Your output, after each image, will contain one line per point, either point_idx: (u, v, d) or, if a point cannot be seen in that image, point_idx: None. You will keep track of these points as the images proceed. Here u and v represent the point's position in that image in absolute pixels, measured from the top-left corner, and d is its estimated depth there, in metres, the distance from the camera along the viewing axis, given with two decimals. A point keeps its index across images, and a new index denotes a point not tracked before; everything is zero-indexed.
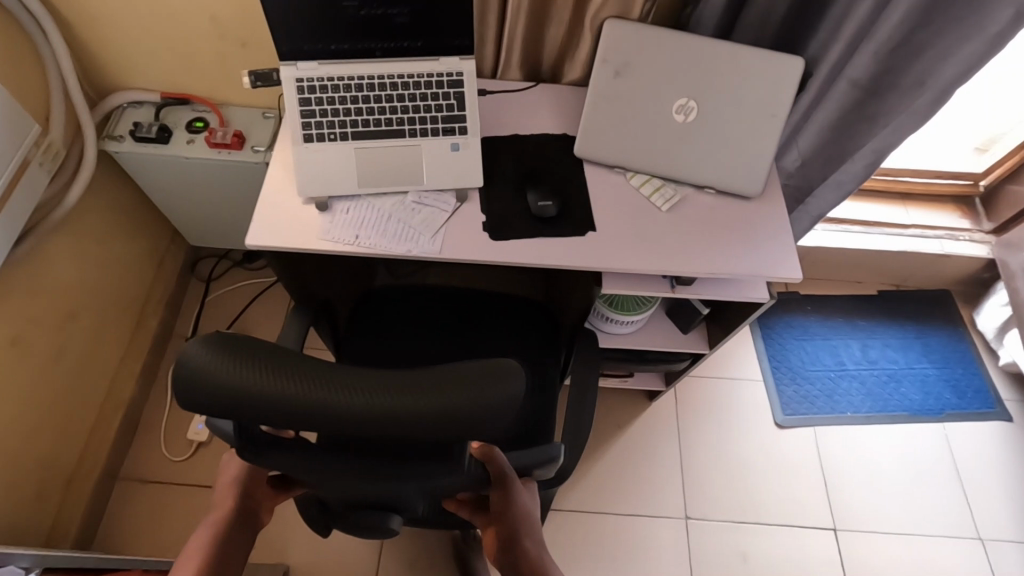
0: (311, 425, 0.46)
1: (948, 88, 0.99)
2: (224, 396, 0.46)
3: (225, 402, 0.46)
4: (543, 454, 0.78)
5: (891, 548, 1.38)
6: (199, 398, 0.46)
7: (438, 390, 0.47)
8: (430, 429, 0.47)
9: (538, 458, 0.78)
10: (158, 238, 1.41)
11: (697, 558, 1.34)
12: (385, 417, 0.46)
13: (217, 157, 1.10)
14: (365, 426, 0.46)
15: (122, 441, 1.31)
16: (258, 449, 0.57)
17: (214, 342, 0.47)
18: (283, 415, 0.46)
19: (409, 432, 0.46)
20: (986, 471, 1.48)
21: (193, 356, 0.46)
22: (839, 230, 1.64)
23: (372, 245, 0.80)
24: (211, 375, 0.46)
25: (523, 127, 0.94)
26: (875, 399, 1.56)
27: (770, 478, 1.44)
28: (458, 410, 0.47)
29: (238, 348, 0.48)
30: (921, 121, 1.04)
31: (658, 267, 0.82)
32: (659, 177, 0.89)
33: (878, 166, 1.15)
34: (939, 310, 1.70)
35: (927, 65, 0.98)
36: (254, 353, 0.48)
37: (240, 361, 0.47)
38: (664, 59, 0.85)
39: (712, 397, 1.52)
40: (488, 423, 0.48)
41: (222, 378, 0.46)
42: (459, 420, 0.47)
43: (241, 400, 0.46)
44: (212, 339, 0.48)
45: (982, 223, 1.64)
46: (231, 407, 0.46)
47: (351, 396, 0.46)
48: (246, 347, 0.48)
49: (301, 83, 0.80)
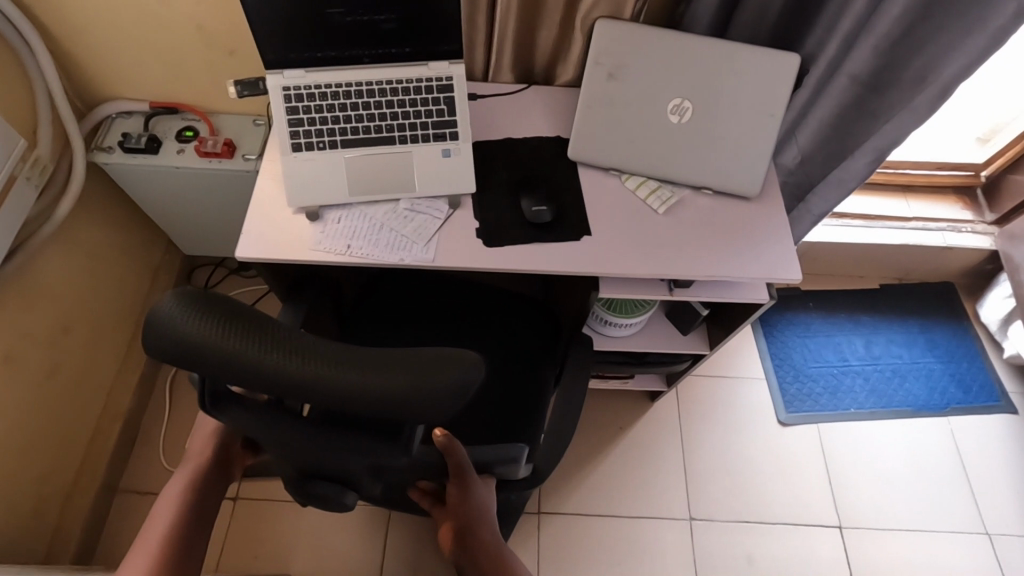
0: (267, 390, 0.44)
1: (950, 84, 0.96)
2: (186, 350, 0.44)
3: (193, 360, 0.44)
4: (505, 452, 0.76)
5: (897, 545, 1.37)
6: (168, 351, 0.44)
7: (403, 371, 0.45)
8: (388, 410, 0.44)
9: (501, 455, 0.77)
10: (152, 248, 1.40)
11: (702, 560, 1.33)
12: (343, 393, 0.43)
13: (207, 166, 1.09)
14: (323, 398, 0.43)
15: (120, 454, 1.31)
16: (216, 401, 0.53)
17: (190, 298, 0.45)
18: (240, 378, 0.44)
19: (367, 410, 0.44)
20: (992, 465, 1.47)
21: (169, 310, 0.44)
22: (841, 225, 1.62)
23: (364, 255, 0.79)
24: (183, 331, 0.44)
25: (516, 131, 0.92)
26: (879, 395, 1.55)
27: (774, 477, 1.42)
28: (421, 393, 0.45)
29: (216, 307, 0.45)
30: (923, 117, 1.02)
31: (656, 271, 0.81)
32: (655, 179, 0.87)
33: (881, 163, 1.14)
34: (942, 303, 1.68)
35: (928, 59, 0.97)
36: (223, 308, 0.45)
37: (208, 317, 0.44)
38: (658, 59, 0.83)
39: (714, 396, 1.51)
40: (445, 409, 0.46)
41: (186, 332, 0.44)
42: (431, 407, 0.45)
43: (211, 360, 0.44)
44: (184, 292, 0.45)
45: (984, 215, 1.63)
46: (193, 362, 0.44)
47: (315, 366, 0.44)
48: (217, 302, 0.45)
49: (288, 92, 0.78)
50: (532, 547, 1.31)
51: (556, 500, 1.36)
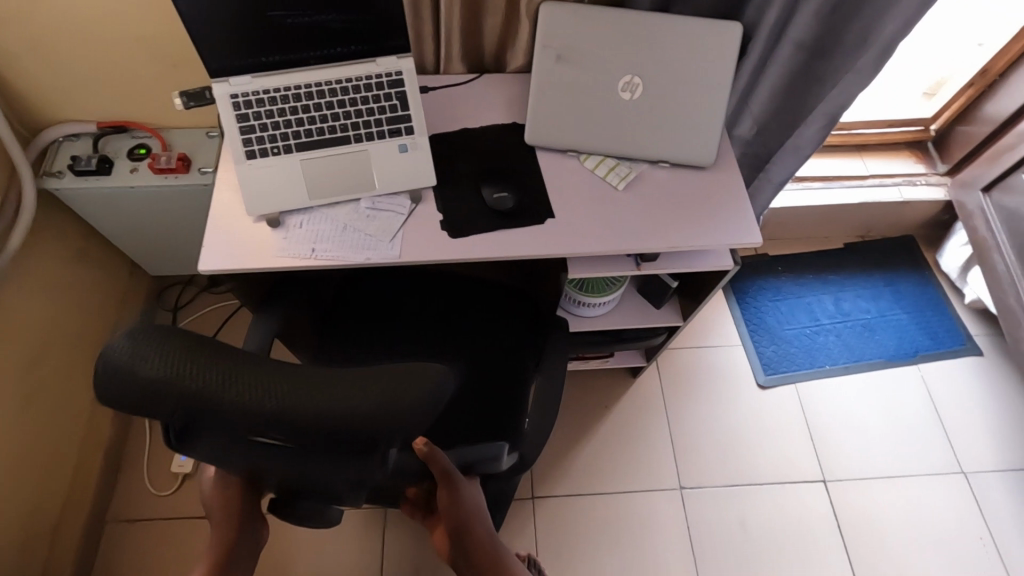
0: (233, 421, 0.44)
1: (890, 43, 1.02)
2: (143, 390, 0.43)
3: (147, 399, 0.44)
4: (483, 453, 0.77)
5: (880, 492, 1.41)
6: (118, 393, 0.44)
7: (367, 391, 0.46)
8: (356, 431, 0.45)
9: (478, 456, 0.77)
10: (116, 272, 1.37)
11: (695, 527, 1.35)
12: (312, 416, 0.45)
13: (163, 183, 1.07)
14: (289, 422, 0.45)
15: (104, 483, 1.28)
16: None
17: (140, 336, 0.45)
18: (205, 411, 0.44)
19: (332, 431, 0.45)
20: (963, 406, 1.53)
21: (117, 351, 0.44)
22: (801, 188, 1.65)
23: (330, 256, 0.78)
24: (132, 370, 0.43)
25: (472, 120, 0.92)
26: (852, 351, 1.59)
27: (758, 439, 1.46)
28: (385, 411, 0.46)
29: (167, 342, 0.45)
30: (867, 78, 1.06)
31: (621, 247, 0.82)
32: (613, 157, 0.88)
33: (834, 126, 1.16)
34: (904, 255, 1.74)
35: (867, 21, 1.00)
36: (182, 344, 0.45)
37: (166, 354, 0.44)
38: (604, 38, 0.84)
39: (694, 366, 1.54)
40: (410, 424, 0.47)
41: (141, 371, 0.44)
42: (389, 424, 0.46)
43: (163, 396, 0.44)
44: (137, 329, 0.45)
45: (937, 166, 1.67)
46: (151, 402, 0.44)
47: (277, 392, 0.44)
48: (176, 337, 0.46)
49: (237, 99, 0.77)
50: (529, 532, 1.33)
51: (548, 484, 1.38)
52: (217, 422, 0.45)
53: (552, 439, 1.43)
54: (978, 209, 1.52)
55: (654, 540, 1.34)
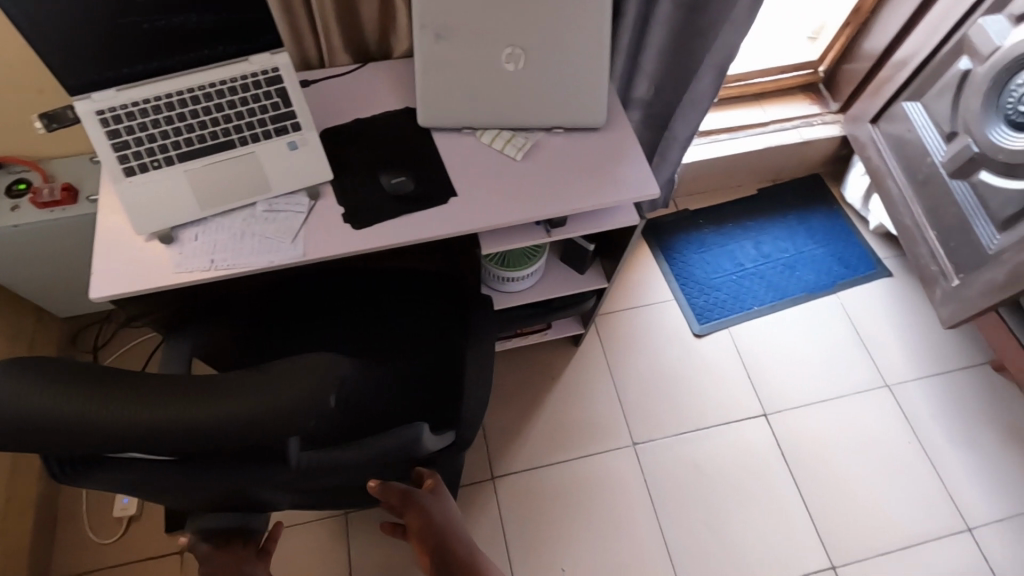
0: (119, 443, 0.44)
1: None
2: (20, 425, 0.43)
3: (23, 433, 0.43)
4: (409, 438, 0.73)
5: (817, 416, 1.50)
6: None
7: (259, 393, 0.46)
8: (244, 436, 0.46)
9: (406, 442, 0.73)
10: (20, 320, 1.29)
11: (652, 478, 1.40)
12: (201, 427, 0.45)
13: (50, 218, 1.02)
14: (178, 435, 0.45)
15: (41, 541, 1.22)
16: (78, 470, 0.52)
17: (8, 371, 0.44)
18: (92, 438, 0.44)
19: (223, 437, 0.46)
20: (880, 325, 1.64)
21: None
22: (710, 141, 1.71)
23: (231, 265, 0.76)
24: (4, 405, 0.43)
25: (364, 110, 0.91)
26: (776, 289, 1.67)
27: (699, 386, 1.52)
28: (270, 411, 0.46)
29: (37, 373, 0.44)
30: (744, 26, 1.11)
31: (525, 215, 0.84)
32: (507, 129, 0.90)
33: (724, 76, 1.22)
34: (812, 193, 1.83)
35: None
36: (55, 374, 0.45)
37: (37, 386, 0.44)
38: (480, 11, 0.82)
39: (631, 326, 1.59)
40: (302, 419, 0.48)
41: (15, 406, 0.43)
42: (282, 421, 0.47)
43: (40, 428, 0.43)
44: (7, 365, 0.44)
45: (830, 105, 1.77)
46: (30, 436, 0.43)
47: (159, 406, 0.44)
48: (49, 369, 0.45)
49: (104, 115, 0.74)
50: (494, 512, 1.35)
51: (506, 462, 1.40)
52: (102, 446, 0.45)
53: (505, 418, 1.45)
54: (870, 140, 1.62)
55: (614, 498, 1.38)
